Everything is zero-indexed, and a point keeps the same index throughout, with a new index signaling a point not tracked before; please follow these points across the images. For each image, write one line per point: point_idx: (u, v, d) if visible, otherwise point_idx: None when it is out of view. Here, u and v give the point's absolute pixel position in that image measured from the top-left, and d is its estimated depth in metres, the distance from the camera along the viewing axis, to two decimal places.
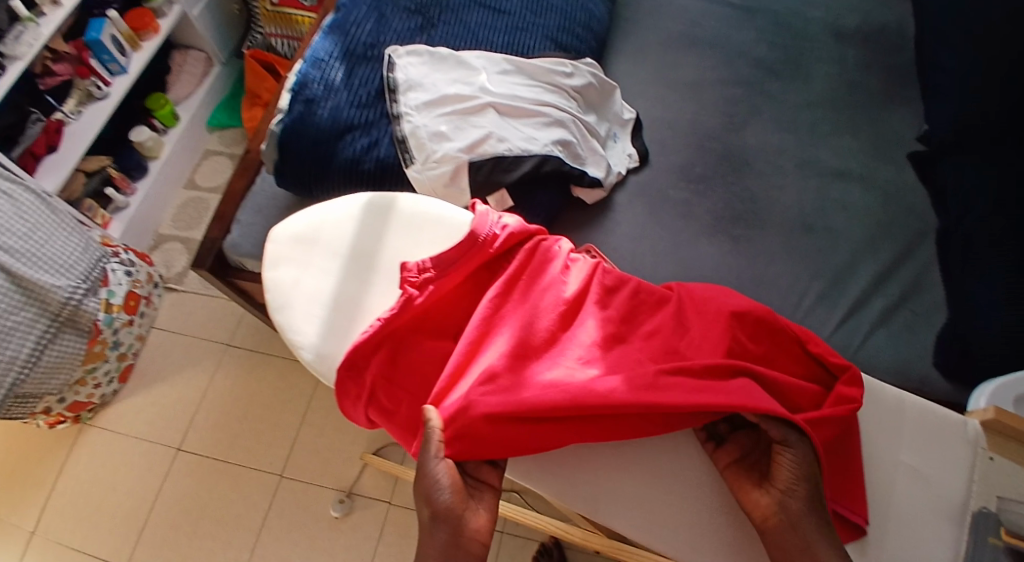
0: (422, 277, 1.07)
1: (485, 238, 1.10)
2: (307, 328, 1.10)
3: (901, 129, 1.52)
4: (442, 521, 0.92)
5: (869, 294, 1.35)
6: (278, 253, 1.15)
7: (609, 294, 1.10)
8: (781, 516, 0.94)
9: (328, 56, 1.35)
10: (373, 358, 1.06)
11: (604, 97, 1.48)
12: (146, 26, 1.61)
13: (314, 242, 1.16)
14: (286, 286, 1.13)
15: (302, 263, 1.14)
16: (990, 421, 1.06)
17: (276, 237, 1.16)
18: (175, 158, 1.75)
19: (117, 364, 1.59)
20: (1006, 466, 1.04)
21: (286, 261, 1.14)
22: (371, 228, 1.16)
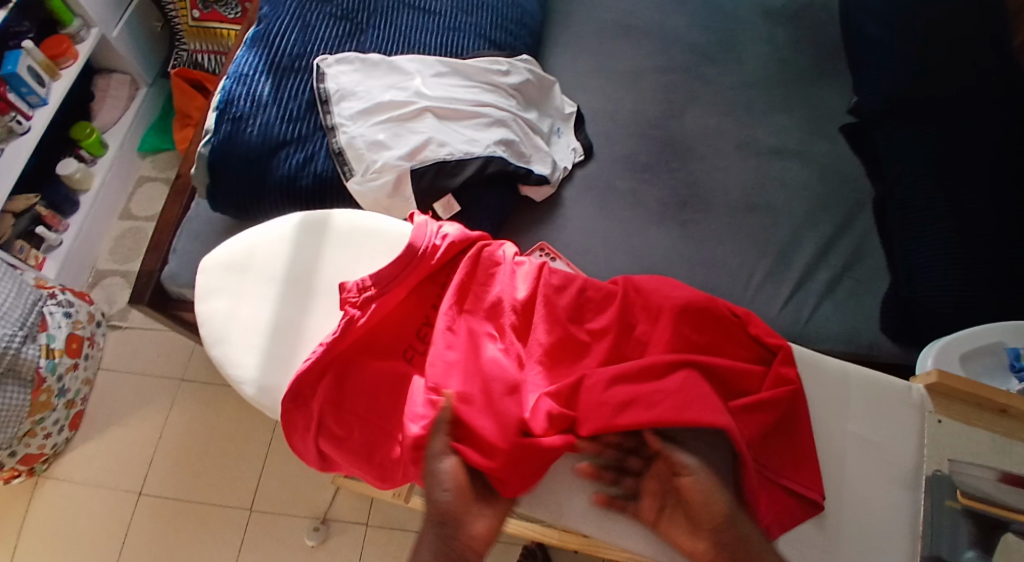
0: (364, 296, 1.05)
1: (424, 249, 1.08)
2: (245, 359, 1.06)
3: (834, 103, 1.55)
4: (442, 521, 0.92)
5: (818, 267, 1.36)
6: (209, 284, 1.11)
7: (557, 293, 1.09)
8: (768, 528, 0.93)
9: (253, 71, 1.31)
10: (320, 384, 1.02)
11: (545, 93, 1.46)
12: (64, 53, 1.54)
13: (245, 270, 1.12)
14: (221, 317, 1.09)
15: (235, 293, 1.10)
16: (934, 383, 1.06)
17: (206, 267, 1.12)
18: (107, 189, 1.68)
19: (66, 412, 1.53)
20: (953, 425, 1.04)
21: (217, 292, 1.10)
22: (305, 252, 1.13)
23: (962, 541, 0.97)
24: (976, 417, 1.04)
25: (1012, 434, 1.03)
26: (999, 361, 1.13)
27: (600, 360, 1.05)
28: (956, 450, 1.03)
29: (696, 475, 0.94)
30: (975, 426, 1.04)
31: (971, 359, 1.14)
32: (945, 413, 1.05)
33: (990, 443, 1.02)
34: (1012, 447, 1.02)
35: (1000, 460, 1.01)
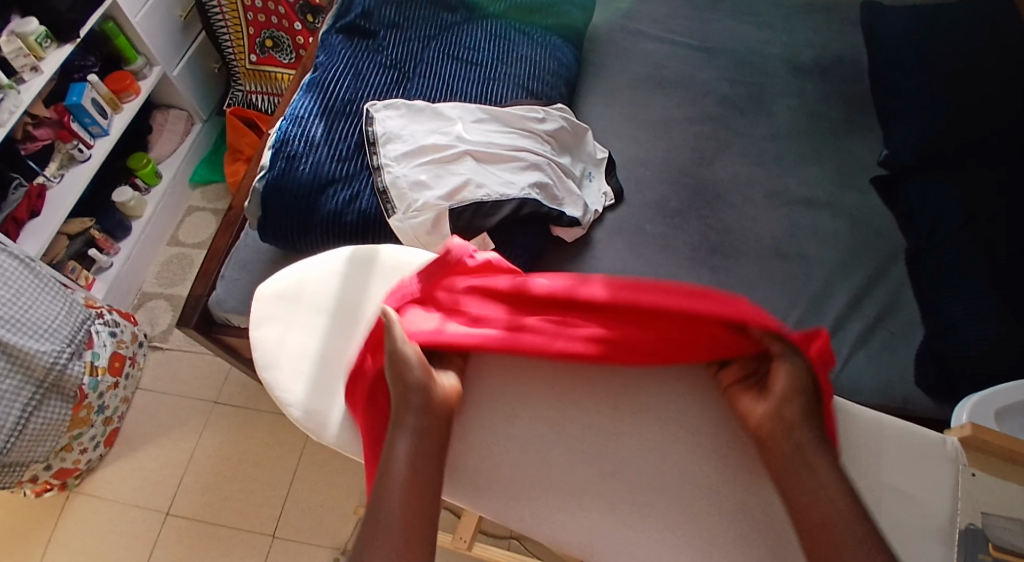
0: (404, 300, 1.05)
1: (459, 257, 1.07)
2: (294, 386, 1.09)
3: (864, 156, 1.58)
4: (413, 389, 0.95)
5: (847, 318, 1.38)
6: (262, 312, 1.15)
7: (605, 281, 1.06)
8: (778, 425, 0.92)
9: (307, 114, 1.39)
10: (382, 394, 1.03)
11: (579, 139, 1.51)
12: (127, 88, 1.62)
13: (295, 301, 1.16)
14: (271, 344, 1.13)
15: (285, 322, 1.15)
16: (966, 437, 1.00)
17: (260, 295, 1.17)
18: (159, 216, 1.76)
19: (103, 429, 1.57)
20: (987, 481, 0.99)
21: (268, 320, 1.14)
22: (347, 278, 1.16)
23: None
24: (1011, 471, 1.00)
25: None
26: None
27: None
28: (990, 505, 0.98)
29: (790, 384, 0.94)
30: (1010, 481, 0.99)
31: (1006, 414, 1.14)
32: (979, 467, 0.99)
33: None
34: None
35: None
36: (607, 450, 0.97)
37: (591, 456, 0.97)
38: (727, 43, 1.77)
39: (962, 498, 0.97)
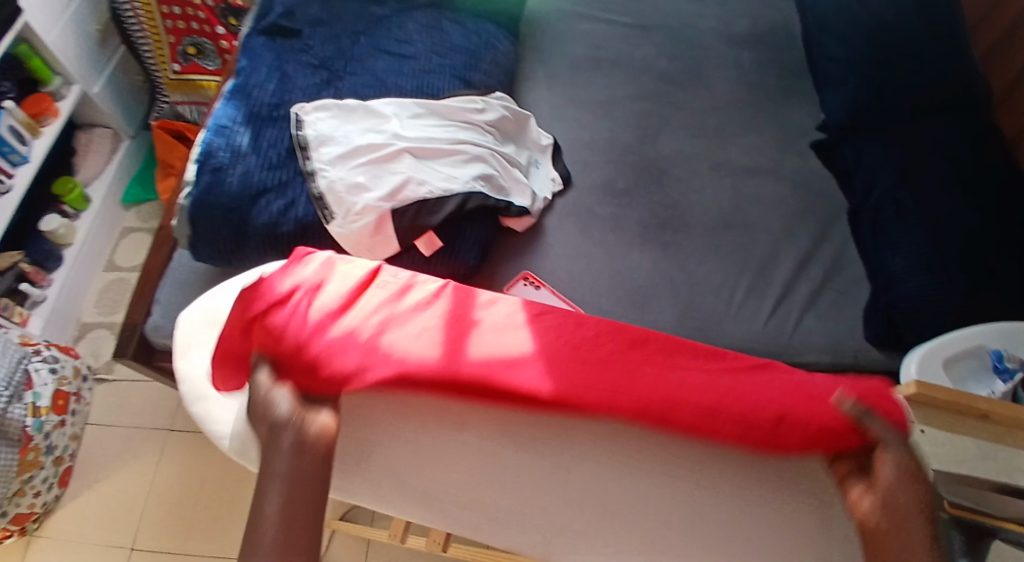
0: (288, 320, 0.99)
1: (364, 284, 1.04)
2: (225, 417, 1.05)
3: (801, 122, 1.60)
4: (283, 430, 0.91)
5: (796, 281, 1.39)
6: (187, 338, 1.11)
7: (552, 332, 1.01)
8: (882, 520, 0.86)
9: (232, 122, 1.33)
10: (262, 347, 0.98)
11: (520, 127, 1.48)
12: (45, 110, 1.53)
13: (225, 324, 1.12)
14: (201, 371, 1.09)
15: (214, 347, 1.10)
16: (910, 392, 0.99)
17: (185, 320, 1.13)
18: (91, 241, 1.68)
19: (54, 469, 1.50)
20: (936, 434, 0.96)
21: (198, 346, 1.10)
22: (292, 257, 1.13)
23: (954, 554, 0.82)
24: (959, 423, 0.98)
25: (994, 437, 0.99)
26: (983, 363, 1.19)
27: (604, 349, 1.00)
28: (941, 459, 0.94)
29: (892, 475, 0.88)
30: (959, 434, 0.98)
31: (956, 364, 1.21)
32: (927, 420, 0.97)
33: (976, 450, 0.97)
34: (998, 450, 0.97)
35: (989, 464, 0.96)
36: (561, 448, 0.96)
37: (545, 458, 0.95)
38: (662, 18, 1.75)
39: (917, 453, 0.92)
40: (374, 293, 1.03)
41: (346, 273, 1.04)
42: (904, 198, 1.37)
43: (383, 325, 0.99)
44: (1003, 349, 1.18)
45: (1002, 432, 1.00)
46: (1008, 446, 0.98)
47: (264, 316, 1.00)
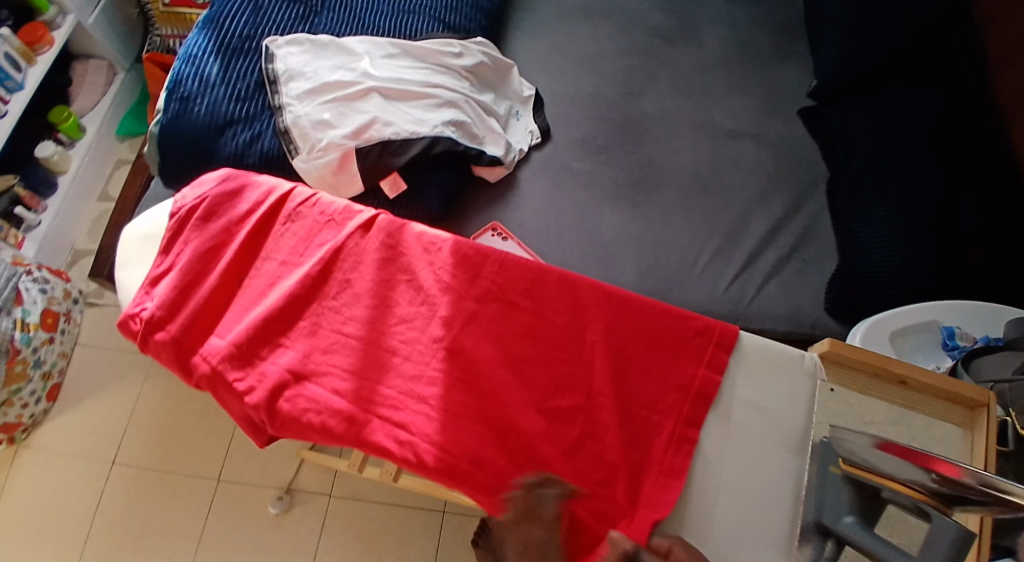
0: (174, 319, 1.08)
1: (264, 262, 1.13)
2: None
3: (792, 85, 1.56)
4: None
5: (763, 248, 1.39)
6: (127, 254, 1.17)
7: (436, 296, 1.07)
8: None
9: (202, 51, 1.37)
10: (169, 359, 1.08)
11: (501, 75, 1.48)
12: (39, 39, 1.57)
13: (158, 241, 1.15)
14: (133, 284, 1.14)
15: (145, 263, 1.15)
16: (825, 351, 1.00)
17: (126, 236, 1.18)
18: (85, 171, 1.72)
19: (42, 384, 1.58)
20: (845, 393, 0.99)
21: (131, 263, 1.15)
22: (165, 234, 1.14)
23: (843, 508, 0.87)
24: (875, 386, 0.99)
25: (909, 404, 0.99)
26: (933, 338, 1.19)
27: (478, 333, 1.05)
28: (848, 420, 0.99)
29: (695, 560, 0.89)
30: (872, 397, 0.99)
31: (904, 336, 1.20)
32: (839, 383, 1.00)
33: (889, 414, 0.98)
34: (911, 417, 0.98)
35: (898, 431, 0.98)
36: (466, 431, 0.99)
37: (464, 429, 0.99)
38: None
39: (818, 412, 0.99)
40: (219, 330, 1.09)
41: (197, 308, 1.09)
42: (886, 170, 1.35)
43: (276, 350, 1.07)
44: (956, 326, 1.17)
45: (920, 398, 0.99)
46: (923, 413, 0.99)
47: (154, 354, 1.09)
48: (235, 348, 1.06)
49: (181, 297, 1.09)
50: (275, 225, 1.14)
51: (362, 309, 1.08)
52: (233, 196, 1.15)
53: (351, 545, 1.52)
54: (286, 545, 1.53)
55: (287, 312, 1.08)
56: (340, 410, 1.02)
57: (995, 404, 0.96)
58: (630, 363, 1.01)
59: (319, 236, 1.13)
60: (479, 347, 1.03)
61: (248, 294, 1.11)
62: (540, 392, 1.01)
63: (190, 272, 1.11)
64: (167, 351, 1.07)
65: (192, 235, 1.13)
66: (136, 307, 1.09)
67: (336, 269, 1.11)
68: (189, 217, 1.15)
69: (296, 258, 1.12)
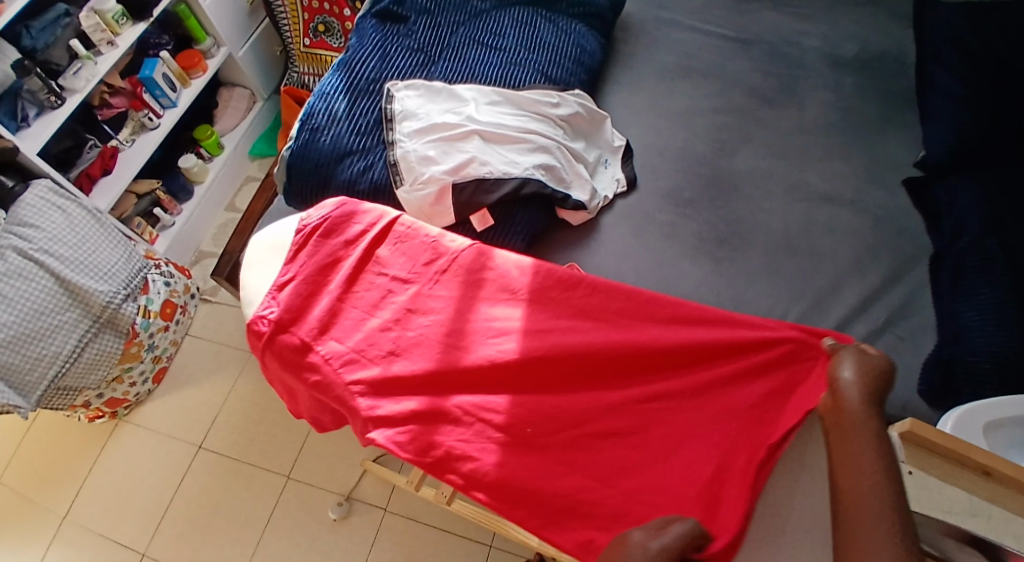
0: (301, 323, 1.21)
1: (376, 277, 1.25)
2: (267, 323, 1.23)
3: (897, 153, 1.50)
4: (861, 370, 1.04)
5: (853, 318, 1.32)
6: (253, 257, 1.30)
7: (535, 313, 1.19)
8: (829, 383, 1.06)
9: (334, 90, 1.51)
10: (290, 358, 1.19)
11: (595, 126, 1.55)
12: (195, 65, 1.80)
13: (282, 248, 1.28)
14: (255, 284, 1.27)
15: (268, 266, 1.28)
16: (906, 431, 1.02)
17: (255, 242, 1.31)
18: (219, 182, 1.91)
19: (152, 366, 1.74)
20: (924, 478, 1.00)
21: (257, 264, 1.28)
22: (290, 246, 1.28)
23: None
24: (956, 473, 1.01)
25: (991, 496, 0.99)
26: None
27: (560, 360, 1.15)
28: (921, 502, 0.99)
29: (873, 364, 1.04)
30: (951, 483, 1.00)
31: (999, 429, 1.14)
32: (918, 466, 1.01)
33: (967, 505, 0.99)
34: (992, 510, 0.98)
35: (977, 523, 0.97)
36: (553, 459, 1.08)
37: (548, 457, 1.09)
38: (763, 36, 1.72)
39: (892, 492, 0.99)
40: (334, 334, 1.20)
41: (318, 315, 1.21)
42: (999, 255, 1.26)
43: (383, 357, 1.18)
44: None
45: (1006, 491, 1.00)
46: (1007, 507, 0.99)
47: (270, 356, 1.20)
48: (350, 351, 1.18)
49: (303, 304, 1.22)
50: (384, 248, 1.26)
51: (463, 322, 1.19)
52: (352, 217, 1.29)
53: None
54: (338, 550, 1.59)
55: (398, 323, 1.20)
56: (446, 414, 1.12)
57: None
58: (710, 403, 1.11)
59: (423, 258, 1.25)
60: (559, 374, 1.14)
61: (359, 303, 1.22)
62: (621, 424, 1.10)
63: (313, 283, 1.24)
64: (288, 352, 1.19)
65: (318, 248, 1.26)
66: (261, 311, 1.22)
67: (446, 285, 1.22)
68: (315, 234, 1.28)
69: (405, 274, 1.24)
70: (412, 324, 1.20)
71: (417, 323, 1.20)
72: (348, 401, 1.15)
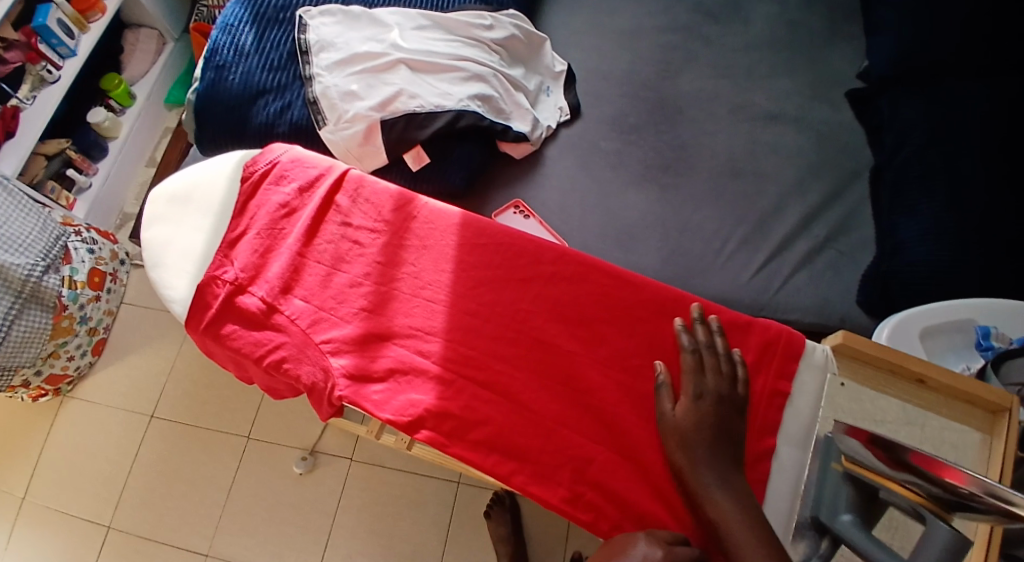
0: (257, 284, 1.07)
1: (337, 227, 1.10)
2: (177, 282, 1.10)
3: (842, 67, 1.45)
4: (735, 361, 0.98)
5: (797, 237, 1.30)
6: (155, 214, 1.16)
7: (518, 257, 1.05)
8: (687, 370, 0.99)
9: (237, 20, 1.32)
10: (246, 323, 1.05)
11: (533, 50, 1.45)
12: (91, 6, 1.65)
13: (187, 202, 1.15)
14: (160, 243, 1.13)
15: (174, 221, 1.14)
16: (839, 344, 0.97)
17: (155, 197, 1.17)
18: (136, 135, 1.77)
19: (88, 338, 1.66)
20: (856, 390, 0.97)
21: (160, 220, 1.14)
22: (238, 197, 1.13)
23: (840, 505, 0.86)
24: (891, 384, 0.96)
25: (926, 404, 0.95)
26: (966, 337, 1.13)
27: (548, 308, 1.03)
28: (854, 415, 0.97)
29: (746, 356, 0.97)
30: (885, 393, 0.96)
31: (936, 336, 1.15)
32: (851, 376, 0.98)
33: (902, 413, 0.96)
34: (927, 418, 0.95)
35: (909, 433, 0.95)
36: (552, 417, 0.98)
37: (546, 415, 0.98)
38: None
39: (824, 406, 0.97)
40: (298, 292, 1.07)
41: (277, 272, 1.07)
42: (937, 168, 1.23)
43: (350, 317, 1.05)
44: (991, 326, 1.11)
45: (939, 400, 0.96)
46: (941, 415, 0.95)
47: (222, 319, 1.06)
48: (320, 311, 1.05)
49: (261, 261, 1.08)
50: (346, 190, 1.12)
51: (439, 273, 1.06)
52: (304, 161, 1.14)
53: (366, 511, 1.56)
54: (306, 502, 1.58)
55: (368, 277, 1.07)
56: (430, 372, 1.01)
57: (1017, 408, 0.92)
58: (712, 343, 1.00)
59: (392, 200, 1.10)
60: (549, 323, 1.02)
61: (323, 258, 1.09)
62: (618, 374, 1.00)
63: (268, 237, 1.10)
64: (247, 315, 1.05)
65: (268, 197, 1.12)
66: (211, 272, 1.08)
67: (413, 231, 1.09)
68: (265, 181, 1.13)
69: (371, 223, 1.10)
70: (382, 278, 1.07)
71: (389, 275, 1.07)
72: (317, 362, 1.03)
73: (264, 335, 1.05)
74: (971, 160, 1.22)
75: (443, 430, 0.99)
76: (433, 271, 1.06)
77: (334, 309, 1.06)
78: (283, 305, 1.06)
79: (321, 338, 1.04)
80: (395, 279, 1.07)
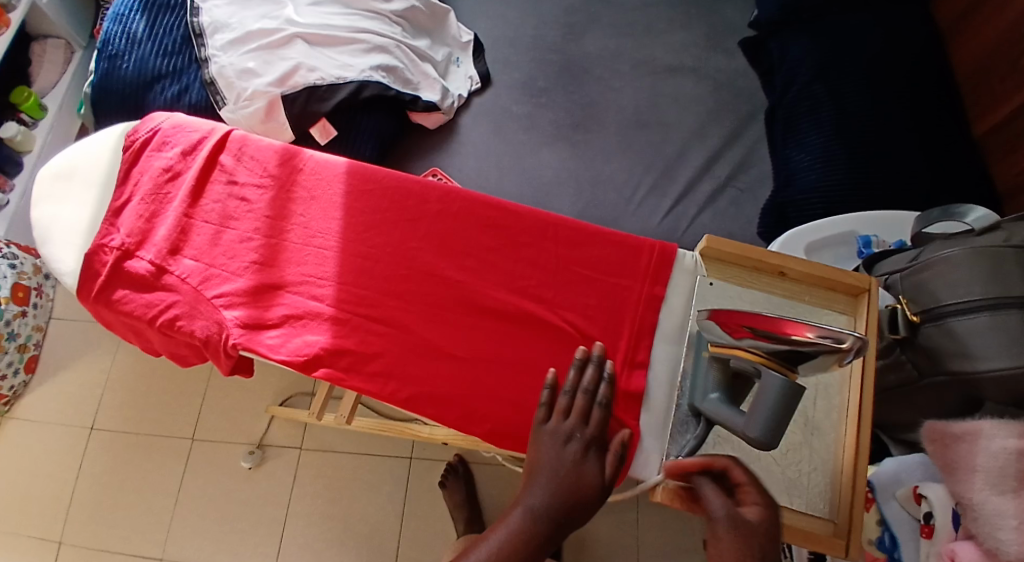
0: (145, 249, 1.07)
1: (221, 186, 1.11)
2: (67, 254, 1.09)
3: (735, 17, 1.49)
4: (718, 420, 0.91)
5: (700, 179, 1.34)
6: (37, 193, 1.15)
7: (400, 198, 1.07)
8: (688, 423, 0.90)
9: (130, 10, 1.33)
10: (137, 286, 1.06)
11: (438, 22, 1.45)
12: None
13: (69, 178, 1.14)
14: (46, 219, 1.12)
15: (58, 198, 1.13)
16: (706, 250, 1.01)
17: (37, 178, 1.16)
18: (51, 148, 1.75)
19: (19, 355, 1.64)
20: (725, 288, 1.00)
21: (44, 198, 1.13)
22: (120, 166, 1.13)
23: (708, 385, 0.90)
24: (755, 280, 1.00)
25: (789, 294, 0.99)
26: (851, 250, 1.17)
27: (431, 243, 1.05)
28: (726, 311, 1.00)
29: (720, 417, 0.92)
30: (752, 289, 1.00)
31: (824, 250, 1.18)
32: (722, 276, 1.01)
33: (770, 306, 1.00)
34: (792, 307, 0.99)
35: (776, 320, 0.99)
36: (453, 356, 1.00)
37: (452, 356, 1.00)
38: None
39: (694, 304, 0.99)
40: (188, 252, 1.07)
41: (164, 234, 1.08)
42: (825, 100, 1.27)
43: (241, 271, 1.06)
44: (873, 235, 1.16)
45: (801, 289, 1.00)
46: (806, 303, 0.99)
47: (112, 285, 1.06)
48: (210, 267, 1.06)
49: (149, 226, 1.09)
50: (230, 150, 1.13)
51: (328, 221, 1.07)
52: (185, 127, 1.15)
53: (320, 497, 1.56)
54: (258, 497, 1.57)
55: (257, 232, 1.08)
56: (322, 314, 1.03)
57: (876, 289, 0.96)
58: (589, 260, 1.03)
59: (276, 156, 1.11)
60: (433, 258, 1.04)
61: (210, 217, 1.09)
62: (502, 299, 1.02)
63: (154, 202, 1.10)
64: (136, 278, 1.06)
65: (149, 164, 1.13)
66: (96, 241, 1.08)
67: (298, 185, 1.10)
68: (146, 148, 1.14)
69: (256, 179, 1.11)
70: (272, 232, 1.08)
71: (277, 229, 1.08)
72: (210, 316, 1.04)
73: (155, 297, 1.05)
74: (855, 89, 1.27)
75: (340, 365, 1.00)
76: (319, 219, 1.08)
77: (224, 266, 1.06)
78: (173, 266, 1.06)
79: (213, 295, 1.05)
80: (283, 232, 1.08)
